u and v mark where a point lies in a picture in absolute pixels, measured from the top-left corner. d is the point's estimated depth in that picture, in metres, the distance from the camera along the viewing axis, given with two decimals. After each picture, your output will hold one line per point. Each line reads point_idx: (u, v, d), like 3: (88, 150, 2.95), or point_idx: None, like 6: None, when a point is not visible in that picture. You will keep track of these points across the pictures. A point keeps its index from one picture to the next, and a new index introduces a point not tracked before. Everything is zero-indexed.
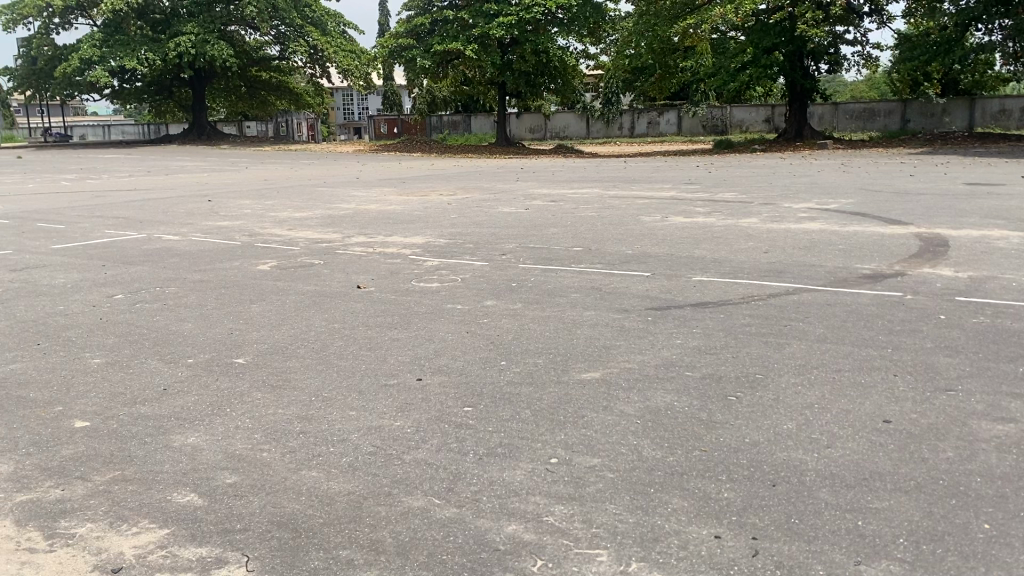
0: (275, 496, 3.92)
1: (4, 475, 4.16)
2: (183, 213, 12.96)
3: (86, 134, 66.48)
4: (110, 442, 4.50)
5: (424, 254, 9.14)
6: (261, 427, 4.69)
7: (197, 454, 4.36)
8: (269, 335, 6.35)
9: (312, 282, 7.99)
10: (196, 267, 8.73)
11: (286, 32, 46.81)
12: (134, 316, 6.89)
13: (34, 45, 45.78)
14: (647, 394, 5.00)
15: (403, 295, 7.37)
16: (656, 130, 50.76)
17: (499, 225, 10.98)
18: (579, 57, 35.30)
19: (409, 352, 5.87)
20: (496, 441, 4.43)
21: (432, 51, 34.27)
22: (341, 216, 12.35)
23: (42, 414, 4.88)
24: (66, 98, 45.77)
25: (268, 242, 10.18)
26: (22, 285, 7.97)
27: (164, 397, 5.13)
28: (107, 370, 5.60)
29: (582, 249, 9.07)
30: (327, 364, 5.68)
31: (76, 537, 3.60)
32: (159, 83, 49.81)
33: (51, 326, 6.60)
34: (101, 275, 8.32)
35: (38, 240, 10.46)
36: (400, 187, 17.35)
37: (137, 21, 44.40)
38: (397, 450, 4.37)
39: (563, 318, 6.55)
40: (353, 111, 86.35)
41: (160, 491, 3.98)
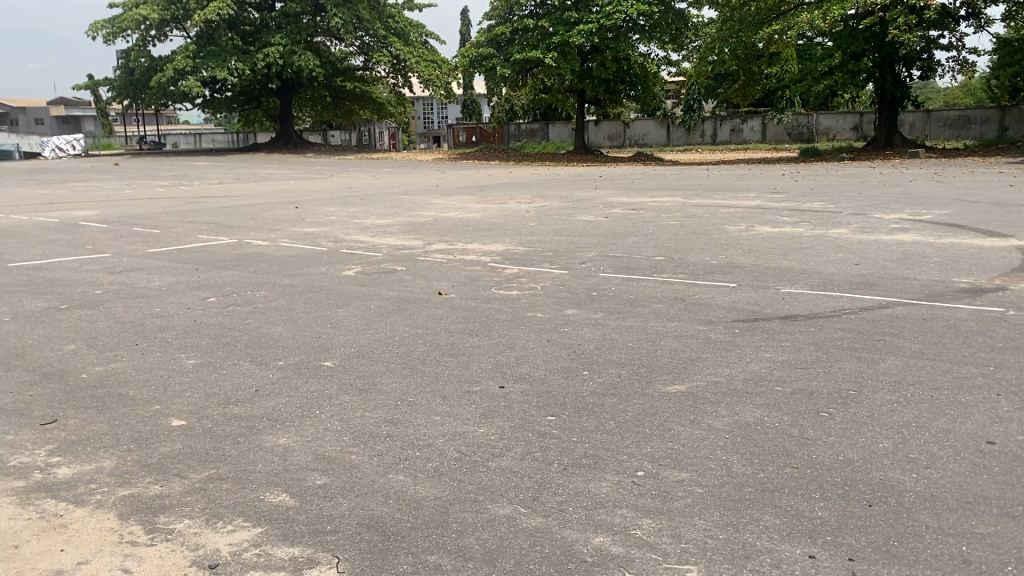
0: (364, 499, 3.97)
1: (106, 469, 4.32)
2: (271, 219, 13.32)
3: (178, 142, 69.02)
4: (205, 441, 4.63)
5: (504, 261, 9.19)
6: (349, 429, 4.77)
7: (289, 454, 4.46)
8: (355, 339, 6.46)
9: (396, 288, 8.09)
10: (285, 272, 8.95)
11: (370, 43, 47.75)
12: (226, 318, 7.10)
13: (132, 57, 47.75)
14: (736, 408, 4.90)
15: (483, 302, 7.42)
16: (738, 137, 50.43)
17: (579, 234, 10.94)
18: (660, 64, 35.01)
19: (492, 359, 5.88)
20: (581, 452, 4.40)
21: (512, 59, 34.53)
22: (424, 224, 12.49)
23: (141, 413, 5.05)
24: (160, 107, 47.59)
25: (352, 248, 10.37)
26: (122, 287, 8.29)
27: (256, 398, 5.26)
28: (201, 371, 5.78)
29: (664, 258, 8.97)
30: (412, 369, 5.74)
31: (174, 533, 3.71)
32: (248, 92, 51.41)
33: (149, 327, 6.85)
34: (194, 279, 8.61)
35: (135, 244, 10.87)
36: (479, 194, 17.48)
37: (228, 32, 45.87)
38: (482, 456, 4.38)
39: (647, 328, 6.47)
40: (433, 120, 87.64)
41: (254, 490, 4.08)
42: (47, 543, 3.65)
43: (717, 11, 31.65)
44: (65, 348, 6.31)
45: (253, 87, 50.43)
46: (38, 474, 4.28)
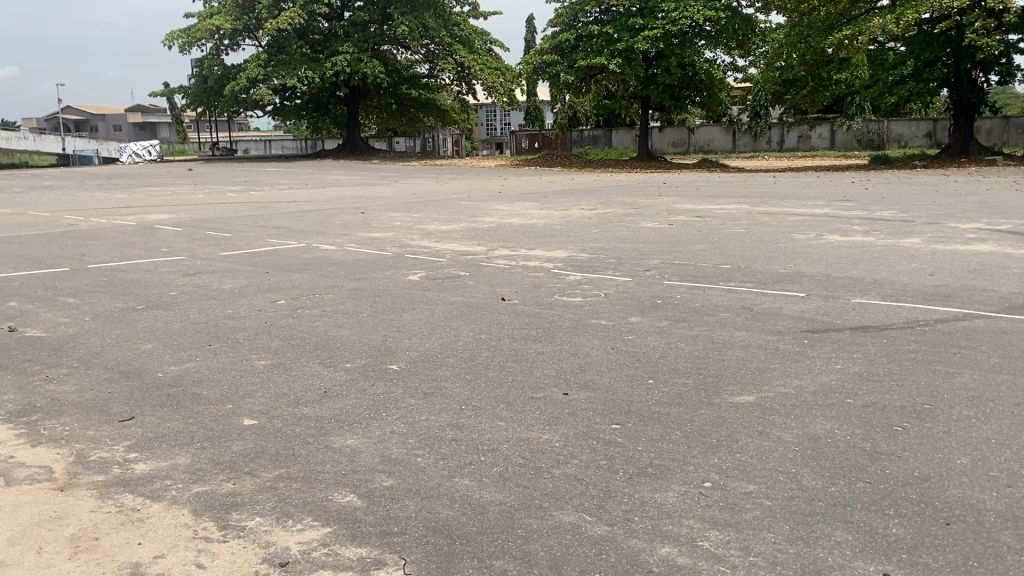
0: (430, 502, 4.00)
1: (181, 466, 4.44)
2: (337, 224, 13.55)
3: (249, 148, 70.77)
4: (275, 440, 4.73)
5: (567, 268, 9.18)
6: (415, 432, 4.81)
7: (356, 456, 4.52)
8: (420, 343, 6.52)
9: (460, 293, 8.15)
10: (352, 275, 9.09)
11: (436, 51, 48.23)
12: (296, 321, 7.25)
13: (206, 66, 49.14)
14: (806, 420, 4.80)
15: (547, 308, 7.42)
16: (806, 144, 49.31)
17: (643, 241, 10.87)
18: (726, 69, 34.56)
19: (556, 366, 5.88)
20: (647, 461, 4.36)
21: (575, 66, 34.52)
22: (486, 230, 12.54)
23: (214, 411, 5.19)
24: (232, 115, 48.87)
25: (417, 253, 10.49)
26: (195, 289, 8.53)
27: (324, 399, 5.35)
28: (272, 371, 5.91)
29: (730, 267, 8.85)
30: (476, 374, 5.76)
31: (246, 530, 3.79)
32: (316, 100, 52.44)
33: (221, 328, 7.02)
34: (265, 282, 8.81)
35: (209, 248, 11.18)
36: (543, 201, 17.50)
37: (298, 41, 46.88)
38: (546, 463, 4.37)
39: (713, 337, 6.39)
40: (496, 127, 88.23)
41: (322, 490, 4.15)
42: (125, 536, 3.77)
43: (785, 15, 31.10)
44: (142, 348, 6.51)
45: (321, 94, 51.46)
46: (117, 469, 4.42)
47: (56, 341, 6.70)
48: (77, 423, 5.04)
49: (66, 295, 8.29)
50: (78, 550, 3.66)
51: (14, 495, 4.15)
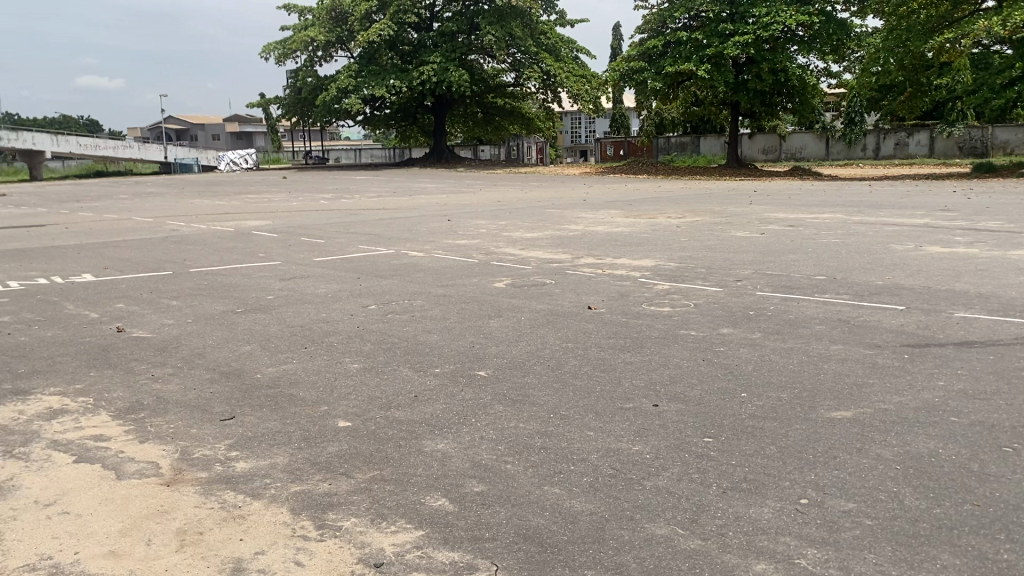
0: (521, 509, 4.02)
1: (279, 465, 4.58)
2: (425, 231, 13.76)
3: (338, 157, 72.53)
4: (369, 443, 4.83)
5: (655, 277, 9.10)
6: (504, 439, 4.84)
7: (447, 460, 4.57)
8: (508, 350, 6.56)
9: (546, 301, 8.17)
10: (441, 282, 9.22)
11: (522, 60, 48.43)
12: (386, 325, 7.40)
13: (301, 77, 50.67)
14: (907, 438, 4.63)
15: (634, 318, 7.36)
16: (904, 151, 47.54)
17: (733, 251, 10.68)
18: (820, 75, 33.81)
19: (645, 376, 5.82)
20: (741, 476, 4.28)
21: (663, 72, 34.23)
22: (572, 237, 12.56)
23: (310, 412, 5.34)
24: (324, 124, 50.20)
25: (503, 260, 10.54)
26: (291, 293, 8.80)
27: (415, 403, 5.44)
28: (364, 374, 6.05)
29: (825, 278, 8.63)
30: (564, 383, 5.75)
31: (342, 530, 3.88)
32: (404, 109, 53.46)
33: (315, 331, 7.22)
34: (357, 287, 9.02)
35: (303, 253, 11.50)
36: (627, 209, 17.44)
37: (388, 52, 47.88)
38: (638, 475, 4.34)
39: (808, 350, 6.24)
40: (581, 134, 88.34)
41: (415, 493, 4.22)
42: (227, 531, 3.90)
43: (882, 18, 30.17)
44: (241, 349, 6.74)
45: (410, 104, 52.41)
46: (219, 467, 4.58)
47: (161, 342, 7.01)
48: (182, 421, 5.25)
49: (170, 297, 8.67)
50: (183, 544, 3.80)
51: (124, 488, 4.35)
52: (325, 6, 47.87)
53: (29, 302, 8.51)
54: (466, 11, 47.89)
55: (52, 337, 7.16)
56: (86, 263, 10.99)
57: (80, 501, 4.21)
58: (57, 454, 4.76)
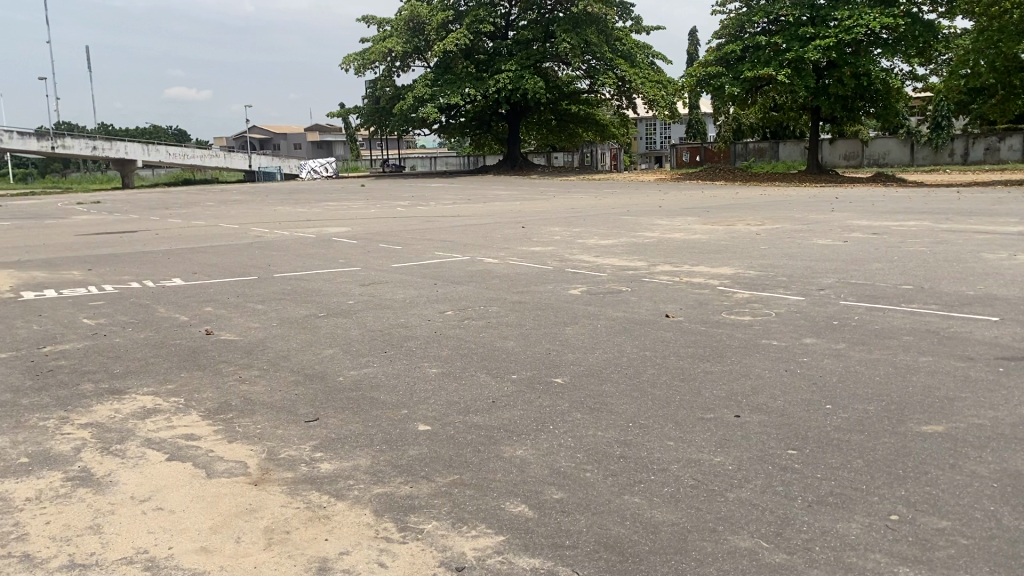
0: (602, 517, 4.00)
1: (362, 467, 4.67)
2: (500, 238, 13.84)
3: (413, 165, 73.53)
4: (448, 446, 4.89)
5: (735, 285, 8.96)
6: (583, 447, 4.82)
7: (527, 466, 4.59)
8: (585, 358, 6.53)
9: (622, 308, 8.13)
10: (515, 288, 9.26)
11: (597, 66, 48.28)
12: (463, 331, 7.46)
13: (380, 87, 51.60)
14: (1003, 455, 4.45)
15: (714, 327, 7.26)
16: (994, 156, 45.77)
17: (815, 259, 10.44)
18: (905, 78, 32.84)
19: (726, 387, 5.73)
20: (828, 490, 4.18)
21: (741, 77, 33.75)
22: (648, 244, 12.46)
23: (391, 415, 5.43)
24: (401, 133, 50.99)
25: (577, 267, 10.53)
26: (370, 298, 8.96)
27: (493, 409, 5.47)
28: (442, 379, 6.12)
29: (911, 287, 8.39)
30: (643, 392, 5.70)
31: (424, 533, 3.93)
32: (479, 117, 53.90)
33: (395, 336, 7.34)
34: (434, 293, 9.13)
35: (381, 259, 11.70)
36: (705, 216, 17.22)
37: (464, 61, 48.39)
38: (720, 487, 4.27)
39: (895, 362, 6.06)
40: (656, 140, 87.65)
41: (495, 498, 4.24)
42: (313, 531, 3.99)
43: (972, 19, 29.17)
44: (324, 352, 6.91)
45: (484, 112, 52.80)
46: (304, 467, 4.70)
47: (248, 344, 7.22)
48: (269, 421, 5.40)
49: (256, 301, 8.93)
50: (271, 542, 3.90)
51: (214, 486, 4.48)
52: (403, 17, 48.62)
53: (123, 305, 8.85)
54: (542, 19, 47.94)
55: (146, 338, 7.44)
56: (176, 268, 11.40)
57: (173, 497, 4.37)
58: (151, 451, 4.95)
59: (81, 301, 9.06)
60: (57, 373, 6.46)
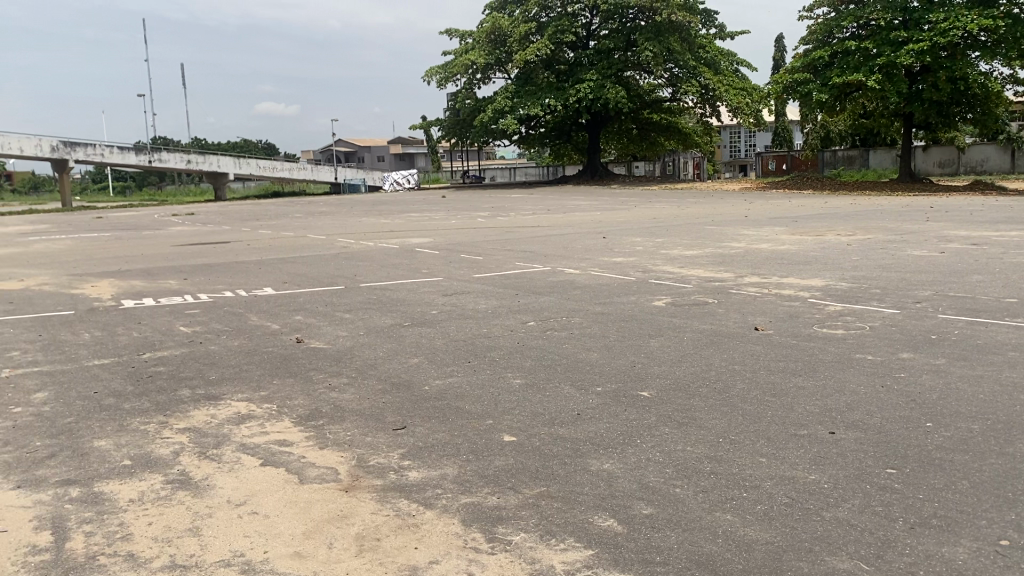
0: (693, 534, 3.93)
1: (450, 476, 4.70)
2: (581, 248, 13.78)
3: (494, 176, 74.06)
4: (534, 458, 4.88)
5: (826, 298, 8.71)
6: (672, 462, 4.75)
7: (614, 481, 4.54)
8: (670, 371, 6.45)
9: (709, 321, 7.99)
10: (599, 299, 9.21)
11: (679, 75, 47.76)
12: (546, 342, 7.44)
13: (460, 99, 52.14)
14: None
15: (805, 341, 7.07)
16: None
17: (910, 270, 10.07)
18: (1005, 82, 31.59)
19: (819, 402, 5.57)
20: (930, 512, 4.01)
21: (830, 84, 32.95)
22: (733, 255, 12.24)
23: (476, 425, 5.45)
24: (481, 144, 51.46)
25: (661, 278, 10.42)
26: (454, 308, 9.06)
27: (578, 421, 5.44)
28: (527, 390, 6.11)
29: (1017, 300, 8.01)
30: (732, 407, 5.58)
31: (512, 544, 3.92)
32: (559, 128, 53.94)
33: (478, 346, 7.38)
34: (516, 303, 9.16)
35: (463, 270, 11.80)
36: (793, 225, 16.88)
37: (545, 72, 48.52)
38: (815, 505, 4.15)
39: (1000, 379, 5.77)
40: (740, 149, 86.40)
41: (582, 512, 4.21)
42: (403, 539, 4.03)
43: None
44: (409, 361, 7.00)
45: (564, 123, 52.86)
46: (393, 475, 4.75)
47: (337, 352, 7.37)
48: (358, 429, 5.49)
49: (344, 310, 9.11)
50: (362, 549, 3.96)
51: (307, 492, 4.58)
52: (485, 30, 49.07)
53: (218, 313, 9.16)
54: (623, 28, 47.62)
55: (238, 346, 7.67)
56: (268, 277, 11.74)
57: (268, 501, 4.48)
58: (246, 457, 5.09)
59: (179, 310, 9.41)
60: (157, 379, 6.71)
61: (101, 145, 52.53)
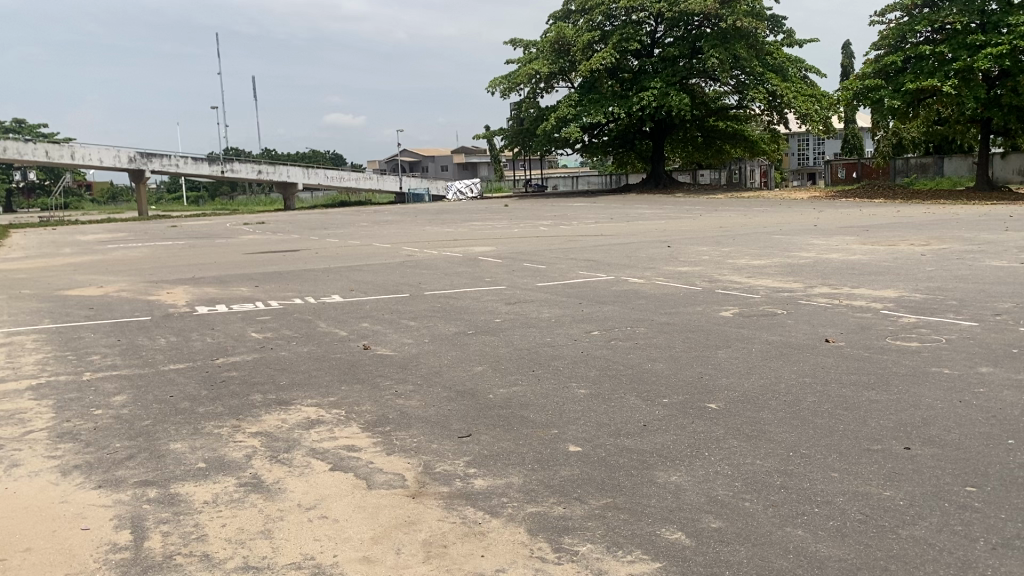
0: (763, 549, 3.86)
1: (515, 485, 4.71)
2: (645, 258, 13.70)
3: (556, 184, 74.10)
4: (600, 469, 4.86)
5: (899, 309, 8.49)
6: (741, 476, 4.68)
7: (681, 493, 4.49)
8: (739, 383, 6.35)
9: (777, 332, 7.85)
10: (664, 309, 9.14)
11: (746, 81, 47.10)
12: (611, 352, 7.40)
13: (524, 109, 52.36)
14: None
15: (877, 353, 6.90)
16: None
17: (989, 282, 9.73)
18: None
19: (894, 417, 5.42)
20: (1014, 533, 3.86)
21: (903, 90, 32.11)
22: (803, 265, 12.01)
23: (542, 435, 5.46)
24: (544, 153, 51.57)
25: (728, 288, 10.29)
26: (517, 316, 9.10)
27: (644, 433, 5.40)
28: (592, 401, 6.09)
29: None
30: (803, 421, 5.47)
31: (579, 555, 3.91)
32: (622, 136, 53.73)
33: (542, 355, 7.39)
34: (579, 312, 9.15)
35: (527, 278, 11.83)
36: (865, 235, 16.51)
37: (610, 80, 48.37)
38: (891, 523, 4.03)
39: None
40: (809, 156, 84.83)
41: (650, 524, 4.17)
42: (469, 547, 4.05)
43: None
44: (474, 370, 7.04)
45: (628, 131, 52.65)
46: (459, 483, 4.79)
47: (403, 360, 7.45)
48: (424, 435, 5.55)
49: (409, 318, 9.22)
50: (429, 555, 3.99)
51: (375, 498, 4.64)
52: (549, 39, 49.21)
53: (287, 320, 9.38)
54: (688, 36, 47.16)
55: (308, 352, 7.83)
56: (337, 285, 11.96)
57: (338, 506, 4.56)
58: (315, 462, 5.18)
59: (251, 317, 9.64)
60: (230, 384, 6.89)
61: (176, 156, 54.17)
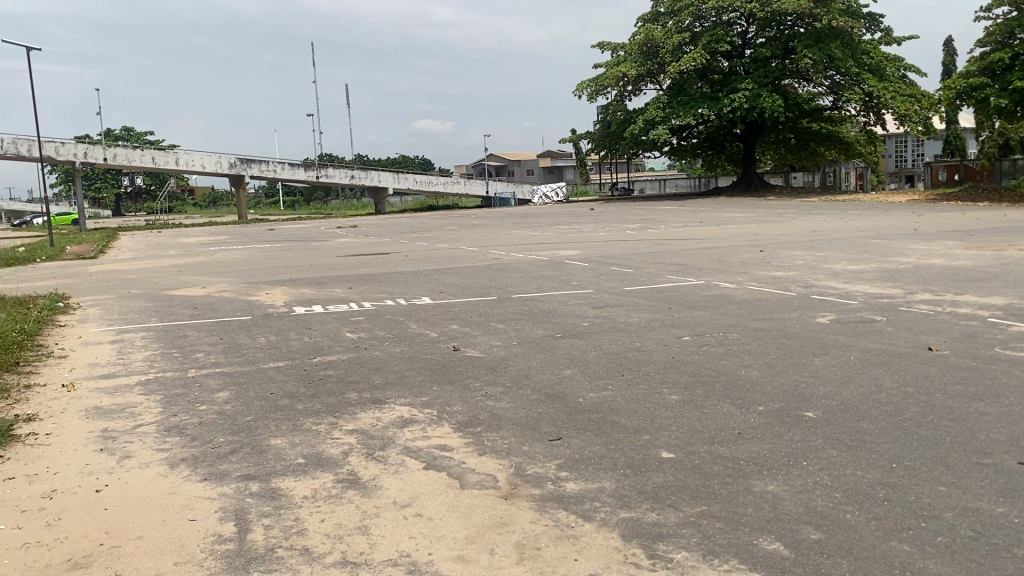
0: (868, 563, 3.74)
1: (607, 490, 4.69)
2: (737, 262, 13.46)
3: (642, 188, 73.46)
4: (693, 476, 4.80)
5: (1008, 318, 8.09)
6: (842, 486, 4.55)
7: (779, 503, 4.40)
8: (838, 392, 6.16)
9: (877, 340, 7.57)
10: (756, 315, 8.96)
11: (842, 82, 45.63)
12: (702, 358, 7.29)
13: (612, 112, 52.15)
14: None
15: (985, 363, 6.62)
16: None
17: None
18: None
19: (1006, 431, 5.17)
20: None
21: (1011, 87, 30.72)
22: (903, 270, 11.60)
23: (633, 440, 5.42)
24: (632, 156, 51.24)
25: (825, 294, 10.03)
26: (604, 321, 9.05)
27: (740, 440, 5.30)
28: (685, 407, 6.01)
29: None
30: (906, 432, 5.28)
31: (674, 563, 3.87)
32: (712, 138, 52.92)
33: (631, 360, 7.34)
34: (669, 317, 9.05)
35: (615, 282, 11.77)
36: (970, 239, 15.81)
37: (699, 82, 47.70)
38: (1005, 540, 3.86)
39: None
40: (907, 157, 81.83)
41: (746, 533, 4.10)
42: (563, 550, 4.05)
43: None
44: (563, 373, 7.05)
45: (717, 133, 51.82)
46: (550, 485, 4.80)
47: (493, 362, 7.51)
48: (514, 437, 5.58)
49: (497, 320, 9.28)
50: (523, 557, 4.01)
51: (468, 498, 4.69)
52: (637, 42, 48.94)
53: (380, 321, 9.55)
54: (781, 36, 46.07)
55: (400, 352, 7.97)
56: (426, 287, 12.11)
57: (432, 505, 4.63)
58: (409, 460, 5.28)
59: (345, 317, 9.87)
60: (327, 382, 7.08)
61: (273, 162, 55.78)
